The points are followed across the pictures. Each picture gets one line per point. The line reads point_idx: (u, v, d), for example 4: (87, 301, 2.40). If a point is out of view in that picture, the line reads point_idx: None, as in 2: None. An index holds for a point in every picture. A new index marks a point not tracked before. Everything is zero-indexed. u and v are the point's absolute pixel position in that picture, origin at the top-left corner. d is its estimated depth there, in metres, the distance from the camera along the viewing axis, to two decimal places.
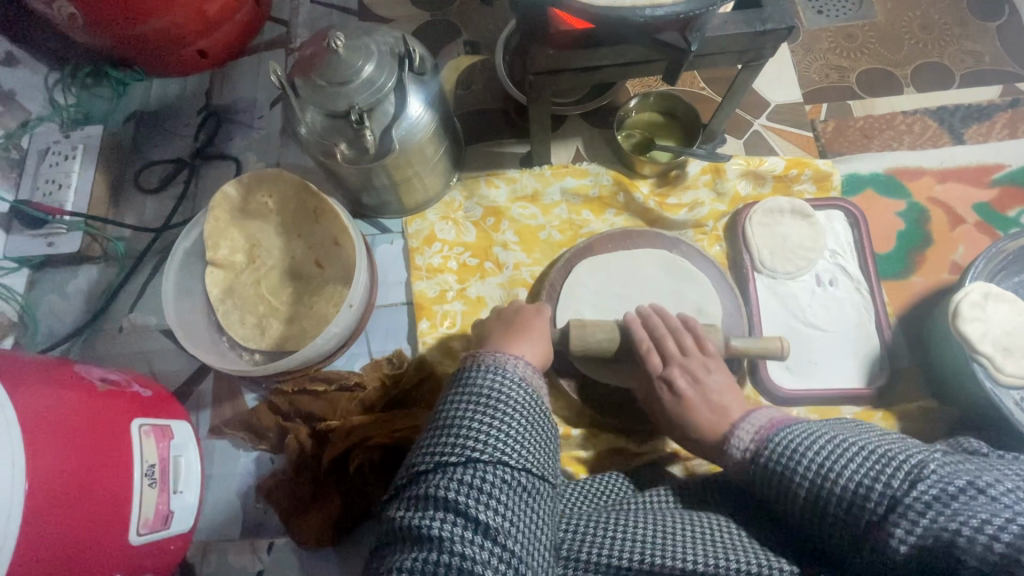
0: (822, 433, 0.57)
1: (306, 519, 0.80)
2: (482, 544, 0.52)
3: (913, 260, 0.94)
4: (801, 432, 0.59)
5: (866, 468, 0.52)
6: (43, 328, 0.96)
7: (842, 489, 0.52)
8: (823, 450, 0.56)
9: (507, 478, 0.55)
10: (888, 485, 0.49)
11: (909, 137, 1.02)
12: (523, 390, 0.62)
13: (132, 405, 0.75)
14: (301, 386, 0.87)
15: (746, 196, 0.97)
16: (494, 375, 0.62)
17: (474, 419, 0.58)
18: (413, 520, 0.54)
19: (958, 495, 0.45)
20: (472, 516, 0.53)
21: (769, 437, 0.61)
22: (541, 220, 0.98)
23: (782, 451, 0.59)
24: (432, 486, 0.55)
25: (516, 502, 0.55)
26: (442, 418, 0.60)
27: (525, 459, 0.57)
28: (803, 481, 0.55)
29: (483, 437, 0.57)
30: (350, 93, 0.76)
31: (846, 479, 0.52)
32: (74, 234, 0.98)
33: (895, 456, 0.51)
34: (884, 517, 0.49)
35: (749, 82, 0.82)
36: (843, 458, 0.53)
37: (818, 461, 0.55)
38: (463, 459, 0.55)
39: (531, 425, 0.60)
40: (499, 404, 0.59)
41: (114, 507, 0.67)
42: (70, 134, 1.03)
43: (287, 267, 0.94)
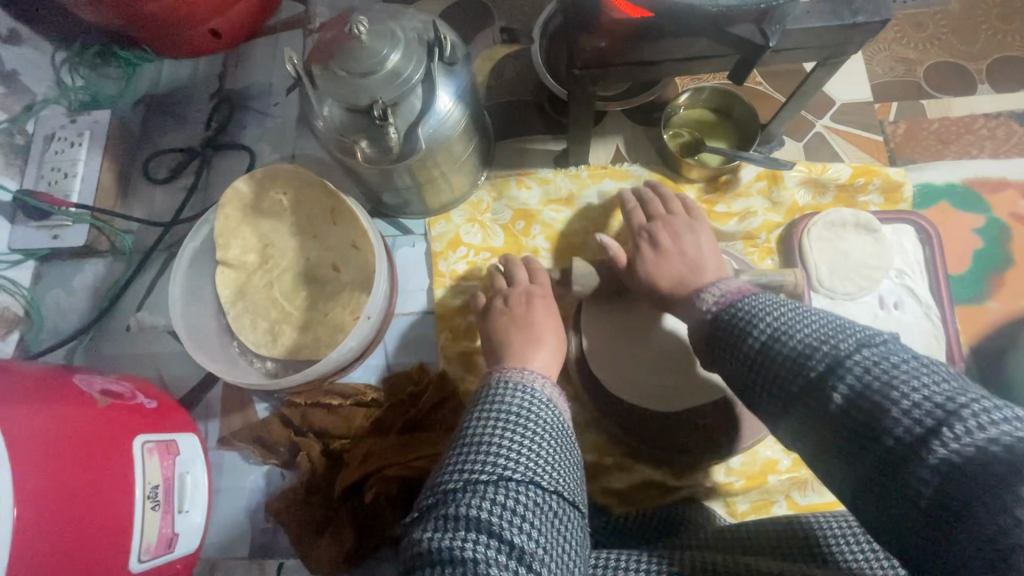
0: (783, 303, 0.53)
1: (318, 545, 0.75)
2: (516, 571, 0.44)
3: (990, 283, 0.84)
4: (769, 297, 0.54)
5: (816, 333, 0.48)
6: (49, 324, 0.92)
7: (792, 346, 0.48)
8: (779, 316, 0.51)
9: (542, 501, 0.48)
10: (835, 347, 0.46)
11: (992, 143, 0.91)
12: (552, 410, 0.57)
13: (135, 421, 0.70)
14: (315, 400, 0.82)
15: (804, 206, 0.87)
16: (521, 394, 0.57)
17: (503, 435, 0.52)
18: (440, 542, 0.45)
19: (899, 365, 0.42)
20: (507, 540, 0.45)
21: (738, 299, 0.56)
22: (576, 226, 0.90)
23: (745, 311, 0.54)
24: (462, 505, 0.47)
25: (553, 529, 0.48)
26: (466, 434, 0.54)
27: (558, 482, 0.51)
28: (758, 335, 0.51)
29: (514, 453, 0.51)
30: (373, 85, 0.68)
31: (797, 338, 0.48)
32: (79, 227, 0.92)
33: (847, 330, 0.47)
34: (823, 375, 0.45)
35: (822, 82, 0.72)
36: (796, 324, 0.49)
37: (774, 323, 0.51)
38: (494, 476, 0.49)
39: (561, 449, 0.54)
40: (529, 422, 0.54)
41: (113, 536, 0.62)
42: (76, 118, 0.96)
43: (301, 269, 0.88)
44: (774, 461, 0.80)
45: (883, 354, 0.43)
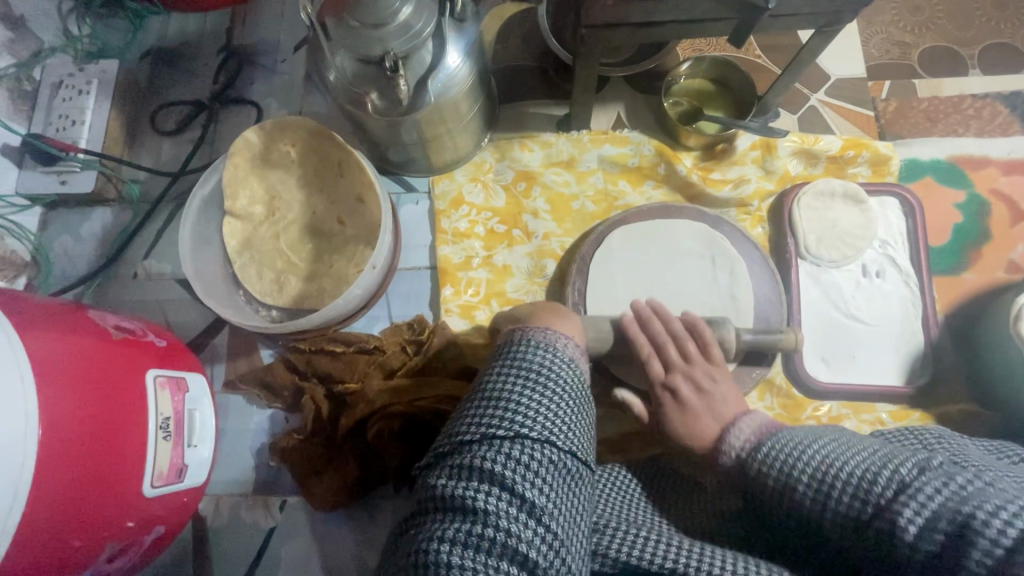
0: (824, 435, 0.52)
1: (320, 482, 0.78)
2: (525, 523, 0.48)
3: (968, 256, 0.88)
4: (808, 431, 0.54)
5: (870, 459, 0.47)
6: (57, 269, 0.93)
7: (848, 474, 0.47)
8: (824, 450, 0.50)
9: (555, 458, 0.52)
10: (897, 471, 0.45)
11: (977, 123, 0.94)
12: (572, 370, 0.60)
13: (147, 355, 0.73)
14: (319, 346, 0.85)
15: (796, 176, 0.91)
16: (543, 353, 0.60)
17: (522, 394, 0.55)
18: (454, 489, 0.50)
19: (966, 486, 0.41)
20: (518, 493, 0.49)
21: (768, 438, 0.55)
22: (575, 189, 0.92)
23: (780, 448, 0.53)
24: (478, 457, 0.51)
25: (561, 484, 0.52)
26: (486, 390, 0.57)
27: (571, 441, 0.54)
28: (805, 469, 0.50)
29: (531, 413, 0.54)
30: (385, 38, 0.69)
31: (850, 466, 0.47)
32: (88, 174, 0.93)
33: (899, 455, 0.46)
34: (887, 506, 0.44)
35: (818, 51, 0.75)
36: (848, 453, 0.48)
37: (823, 453, 0.50)
38: (511, 433, 0.52)
39: (576, 409, 0.57)
40: (547, 382, 0.57)
41: (127, 459, 0.66)
42: (84, 67, 0.97)
43: (307, 222, 0.90)
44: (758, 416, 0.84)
45: (946, 475, 0.43)
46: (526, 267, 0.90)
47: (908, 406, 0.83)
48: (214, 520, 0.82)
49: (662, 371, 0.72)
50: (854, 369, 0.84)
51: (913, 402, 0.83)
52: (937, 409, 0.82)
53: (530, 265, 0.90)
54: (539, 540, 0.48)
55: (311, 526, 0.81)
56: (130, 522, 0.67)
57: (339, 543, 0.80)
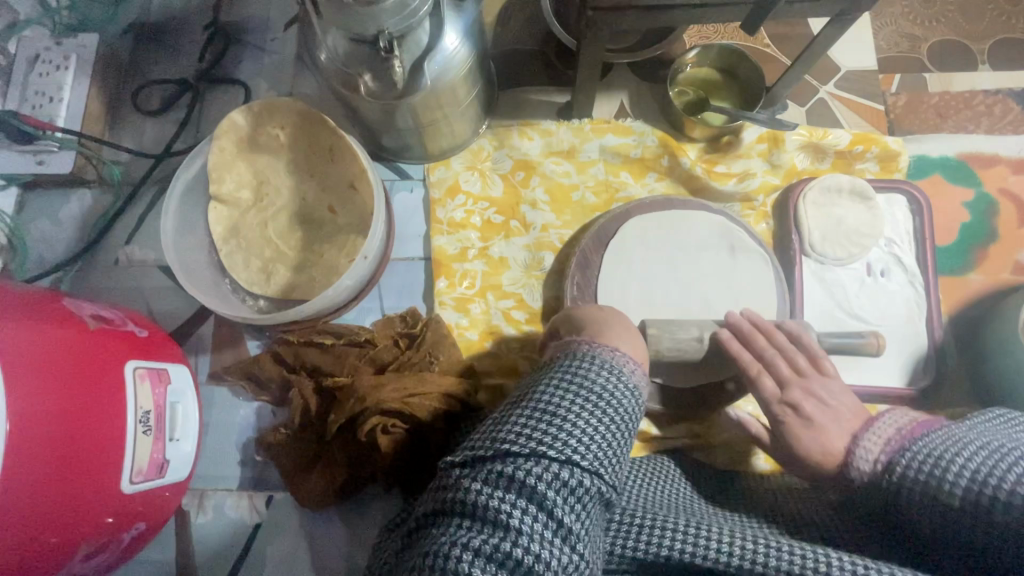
0: (976, 439, 0.49)
1: (309, 479, 0.76)
2: (558, 546, 0.46)
3: (974, 256, 0.87)
4: (948, 438, 0.50)
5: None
6: (33, 254, 0.90)
7: (1020, 503, 0.43)
8: (980, 464, 0.46)
9: (598, 489, 0.50)
10: None
11: (987, 119, 0.92)
12: (630, 399, 0.57)
13: (127, 346, 0.70)
14: (308, 339, 0.81)
15: (802, 170, 0.89)
16: (607, 376, 0.56)
17: (580, 417, 0.52)
18: (488, 498, 0.46)
19: None
20: (557, 517, 0.46)
21: (908, 445, 0.52)
22: (575, 179, 0.89)
23: (926, 457, 0.50)
24: (521, 469, 0.47)
25: (593, 513, 0.50)
26: (540, 401, 0.54)
27: (614, 475, 0.52)
28: (958, 481, 0.46)
29: (585, 438, 0.51)
30: (380, 15, 0.63)
31: (1022, 487, 0.43)
32: (66, 153, 0.89)
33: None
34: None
35: (831, 42, 0.73)
36: (1006, 462, 0.46)
37: (977, 464, 0.46)
38: (564, 458, 0.48)
39: (625, 440, 0.54)
40: (607, 408, 0.54)
41: (105, 454, 0.63)
42: (62, 41, 0.92)
43: (297, 209, 0.87)
44: (756, 415, 0.82)
45: None
46: (523, 259, 0.87)
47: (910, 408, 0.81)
48: (198, 515, 0.79)
49: (789, 375, 0.69)
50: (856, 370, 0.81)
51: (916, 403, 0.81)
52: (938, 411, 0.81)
53: (527, 257, 0.87)
54: (567, 565, 0.46)
55: (298, 523, 0.79)
56: (108, 520, 0.65)
57: (328, 542, 0.78)
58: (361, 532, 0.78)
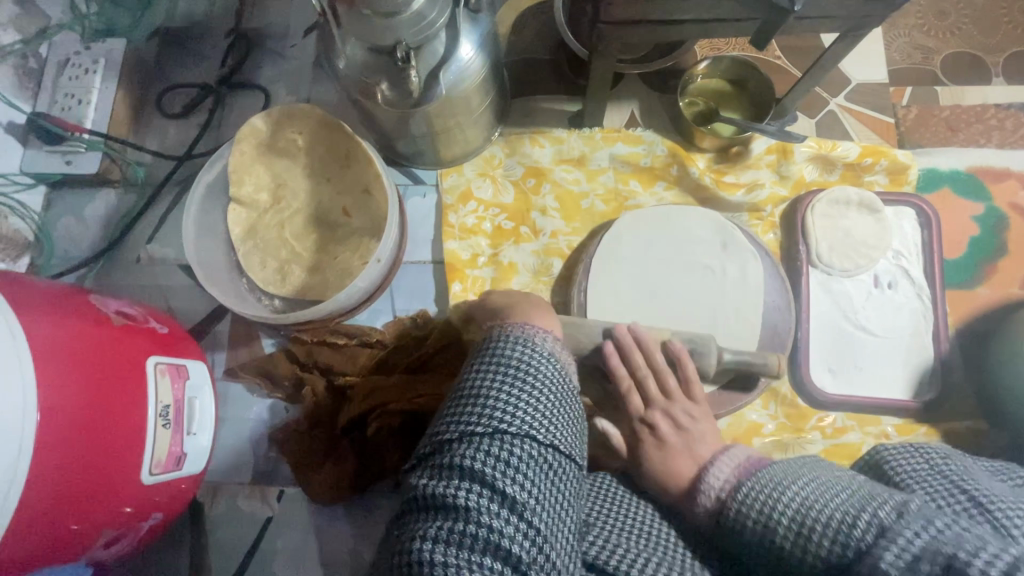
0: (802, 475, 0.54)
1: (318, 475, 0.78)
2: (506, 519, 0.48)
3: (982, 269, 0.87)
4: (782, 470, 0.55)
5: (846, 505, 0.48)
6: (60, 251, 0.93)
7: (826, 522, 0.48)
8: (804, 494, 0.52)
9: (535, 453, 0.51)
10: (875, 515, 0.46)
11: (999, 133, 0.92)
12: (552, 365, 0.58)
13: (148, 341, 0.73)
14: (321, 338, 0.84)
15: (811, 182, 0.89)
16: (523, 348, 0.58)
17: (501, 391, 0.54)
18: (436, 489, 0.49)
19: (942, 530, 0.43)
20: (499, 490, 0.48)
21: (748, 477, 0.57)
22: (585, 187, 0.91)
23: (751, 498, 0.54)
24: (458, 455, 0.50)
25: (544, 480, 0.51)
26: (465, 388, 0.56)
27: (553, 435, 0.53)
28: (784, 511, 0.51)
29: (510, 407, 0.53)
30: (398, 27, 0.66)
31: (829, 510, 0.49)
32: (93, 154, 0.92)
33: (876, 500, 0.48)
34: (869, 549, 0.45)
35: (840, 57, 0.74)
36: (826, 497, 0.50)
37: (804, 496, 0.52)
38: (489, 430, 0.51)
39: (557, 403, 0.55)
40: (527, 377, 0.55)
41: (125, 448, 0.66)
42: (91, 45, 0.95)
43: (313, 212, 0.89)
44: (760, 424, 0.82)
45: (924, 519, 0.44)
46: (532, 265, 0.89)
47: (914, 420, 0.82)
48: (211, 508, 0.82)
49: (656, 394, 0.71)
50: (861, 381, 0.82)
51: (920, 416, 0.82)
52: (944, 424, 0.81)
53: (536, 263, 0.89)
54: (522, 536, 0.48)
55: (308, 519, 0.81)
56: (127, 510, 0.68)
57: (336, 537, 0.80)
58: (369, 529, 0.80)
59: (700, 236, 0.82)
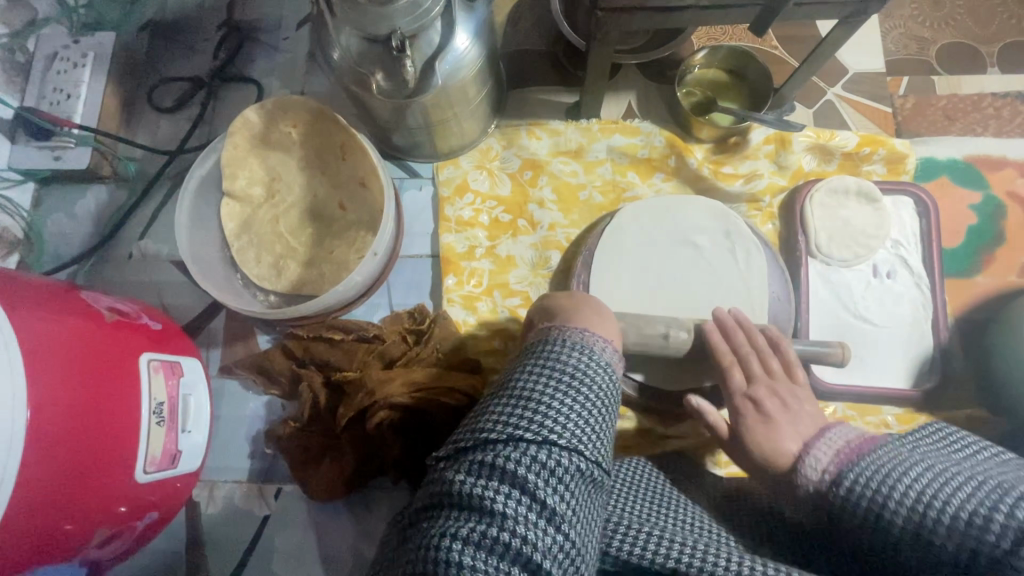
0: (913, 461, 0.48)
1: (317, 472, 0.77)
2: (542, 529, 0.47)
3: (981, 258, 0.87)
4: (897, 455, 0.50)
5: (978, 495, 0.42)
6: (50, 248, 0.91)
7: (950, 519, 0.43)
8: (919, 476, 0.46)
9: (580, 467, 0.50)
10: (1011, 516, 0.40)
11: (996, 122, 0.92)
12: (605, 377, 0.58)
13: (140, 338, 0.71)
14: (317, 334, 0.83)
15: (809, 172, 0.89)
16: (578, 354, 0.58)
17: (552, 396, 0.53)
18: (473, 487, 0.48)
19: None
20: (539, 499, 0.47)
21: (856, 460, 0.52)
22: (582, 179, 0.90)
23: (869, 475, 0.49)
24: (501, 455, 0.49)
25: (581, 493, 0.50)
26: (515, 387, 0.55)
27: (596, 452, 0.52)
28: (901, 498, 0.46)
29: (560, 419, 0.52)
30: (392, 15, 0.65)
31: (956, 504, 0.43)
32: (82, 150, 0.90)
33: (1017, 491, 0.42)
34: (1007, 554, 0.40)
35: (839, 45, 0.73)
36: (949, 483, 0.44)
37: (920, 486, 0.45)
38: (538, 438, 0.50)
39: (603, 424, 0.55)
40: (581, 387, 0.55)
41: (119, 446, 0.64)
42: (80, 39, 0.93)
43: (308, 206, 0.88)
44: None
45: None
46: (530, 258, 0.88)
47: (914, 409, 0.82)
48: (208, 507, 0.81)
49: (742, 385, 0.70)
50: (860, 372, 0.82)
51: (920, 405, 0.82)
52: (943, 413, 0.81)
53: (534, 256, 0.88)
54: (555, 548, 0.47)
55: (306, 516, 0.80)
56: (122, 509, 0.66)
57: (335, 534, 0.79)
58: (368, 526, 0.79)
59: (701, 227, 0.82)
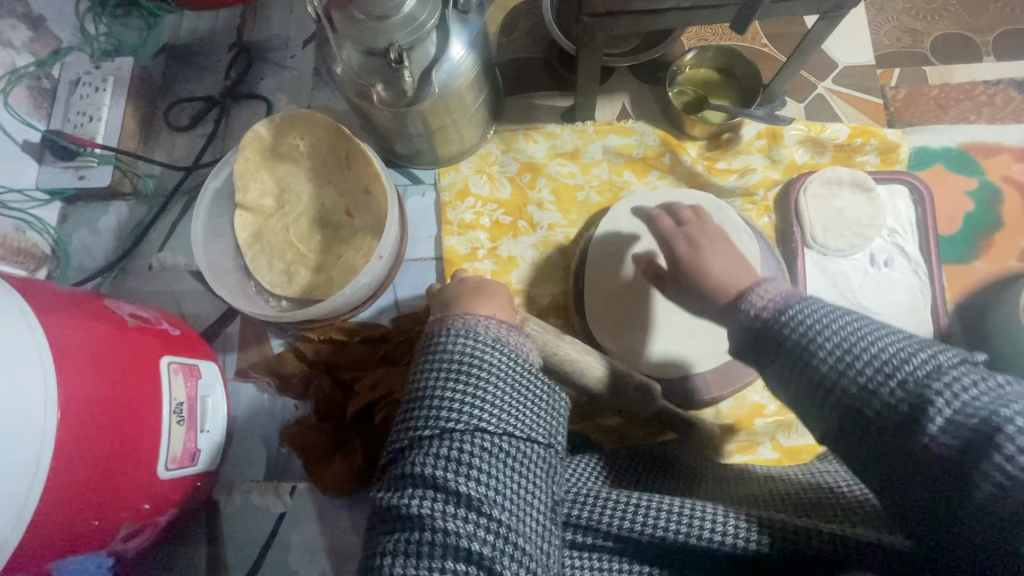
0: (855, 311, 0.43)
1: (329, 470, 0.80)
2: (467, 520, 0.44)
3: (979, 244, 0.87)
4: (834, 304, 0.43)
5: (906, 344, 0.39)
6: (76, 262, 0.96)
7: (879, 365, 0.39)
8: (858, 326, 0.41)
9: (489, 444, 0.47)
10: (941, 358, 0.37)
11: (990, 109, 0.93)
12: (497, 348, 0.51)
13: (161, 342, 0.75)
14: (327, 336, 0.86)
15: (802, 164, 0.91)
16: (465, 338, 0.51)
17: (445, 389, 0.49)
18: (391, 502, 0.46)
19: (1007, 387, 0.36)
20: (453, 492, 0.45)
21: (795, 303, 0.44)
22: (580, 179, 0.93)
23: (809, 317, 0.43)
24: (408, 465, 0.47)
25: (505, 468, 0.47)
26: (410, 391, 0.51)
27: (508, 422, 0.48)
28: (826, 346, 0.41)
29: (456, 403, 0.48)
30: (390, 29, 0.70)
31: (885, 348, 0.39)
32: (105, 168, 0.95)
33: (940, 345, 0.39)
34: (926, 397, 0.36)
35: (822, 39, 0.75)
36: (886, 337, 0.40)
37: (853, 334, 0.41)
38: (436, 431, 0.47)
39: (513, 387, 0.50)
40: (471, 368, 0.49)
41: (143, 444, 0.68)
42: (101, 65, 0.99)
43: (317, 215, 0.92)
44: (761, 405, 0.84)
45: (987, 374, 0.36)
46: (531, 257, 0.91)
47: None
48: (227, 505, 0.84)
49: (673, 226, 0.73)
50: None
51: None
52: None
53: (535, 256, 0.91)
54: (486, 532, 0.44)
55: (320, 513, 0.83)
56: (145, 504, 0.70)
57: (347, 528, 0.82)
58: None
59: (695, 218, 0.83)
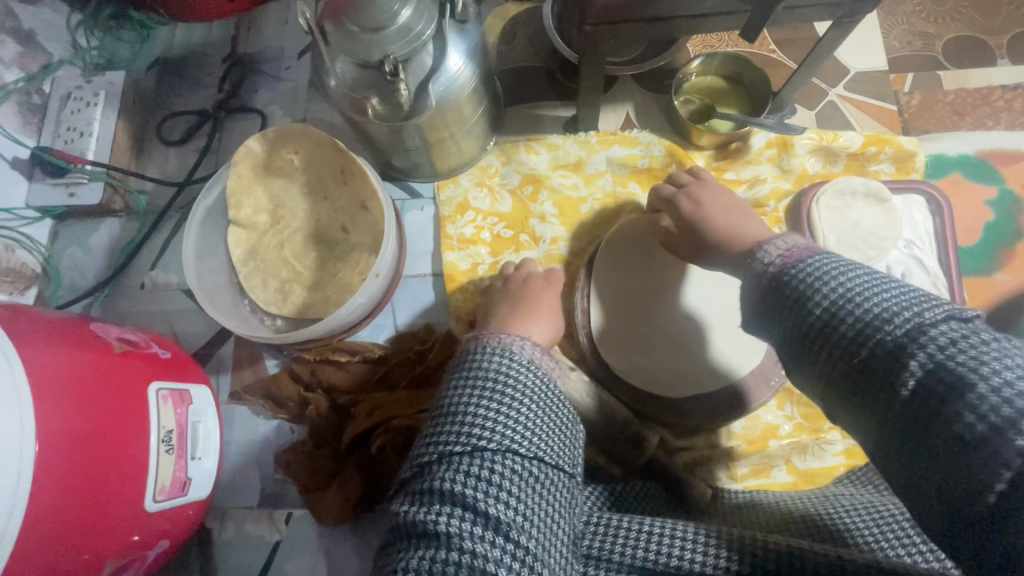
0: (862, 266, 0.46)
1: (324, 498, 0.77)
2: (493, 542, 0.44)
3: (1000, 255, 0.84)
4: (842, 258, 0.47)
5: (895, 300, 0.42)
6: (66, 282, 0.94)
7: (864, 311, 0.42)
8: (857, 279, 0.44)
9: (518, 468, 0.48)
10: (921, 314, 0.40)
11: (1007, 115, 0.90)
12: (531, 372, 0.55)
13: (150, 368, 0.73)
14: (324, 356, 0.83)
15: (814, 174, 0.87)
16: (500, 358, 0.55)
17: (478, 405, 0.51)
18: (417, 515, 0.46)
19: (988, 342, 0.38)
20: (482, 511, 0.45)
21: (804, 257, 0.48)
22: (584, 191, 0.90)
23: (813, 270, 0.47)
24: (436, 479, 0.47)
25: (531, 495, 0.47)
26: (443, 406, 0.53)
27: (537, 447, 0.50)
28: (823, 300, 0.45)
29: (488, 421, 0.50)
30: (385, 42, 0.67)
31: (871, 304, 0.42)
32: (95, 185, 0.93)
33: (933, 300, 0.41)
34: (901, 344, 0.40)
35: (835, 46, 0.72)
36: (876, 291, 0.43)
37: (852, 284, 0.44)
38: (468, 448, 0.48)
39: (544, 412, 0.52)
40: (506, 388, 0.53)
41: (129, 477, 0.65)
42: (92, 79, 0.97)
43: (312, 231, 0.89)
44: (776, 426, 0.80)
45: (971, 329, 0.39)
46: None
47: None
48: (220, 533, 0.81)
49: None
50: None
51: None
52: None
53: None
54: (509, 558, 0.44)
55: (316, 542, 0.80)
56: (133, 539, 0.67)
57: (344, 557, 0.79)
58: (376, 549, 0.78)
59: None
